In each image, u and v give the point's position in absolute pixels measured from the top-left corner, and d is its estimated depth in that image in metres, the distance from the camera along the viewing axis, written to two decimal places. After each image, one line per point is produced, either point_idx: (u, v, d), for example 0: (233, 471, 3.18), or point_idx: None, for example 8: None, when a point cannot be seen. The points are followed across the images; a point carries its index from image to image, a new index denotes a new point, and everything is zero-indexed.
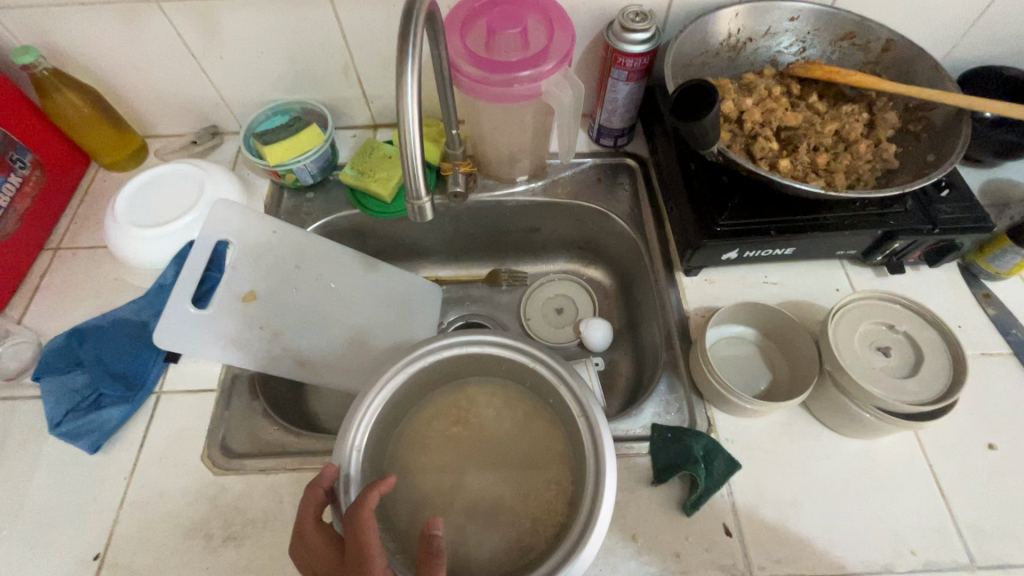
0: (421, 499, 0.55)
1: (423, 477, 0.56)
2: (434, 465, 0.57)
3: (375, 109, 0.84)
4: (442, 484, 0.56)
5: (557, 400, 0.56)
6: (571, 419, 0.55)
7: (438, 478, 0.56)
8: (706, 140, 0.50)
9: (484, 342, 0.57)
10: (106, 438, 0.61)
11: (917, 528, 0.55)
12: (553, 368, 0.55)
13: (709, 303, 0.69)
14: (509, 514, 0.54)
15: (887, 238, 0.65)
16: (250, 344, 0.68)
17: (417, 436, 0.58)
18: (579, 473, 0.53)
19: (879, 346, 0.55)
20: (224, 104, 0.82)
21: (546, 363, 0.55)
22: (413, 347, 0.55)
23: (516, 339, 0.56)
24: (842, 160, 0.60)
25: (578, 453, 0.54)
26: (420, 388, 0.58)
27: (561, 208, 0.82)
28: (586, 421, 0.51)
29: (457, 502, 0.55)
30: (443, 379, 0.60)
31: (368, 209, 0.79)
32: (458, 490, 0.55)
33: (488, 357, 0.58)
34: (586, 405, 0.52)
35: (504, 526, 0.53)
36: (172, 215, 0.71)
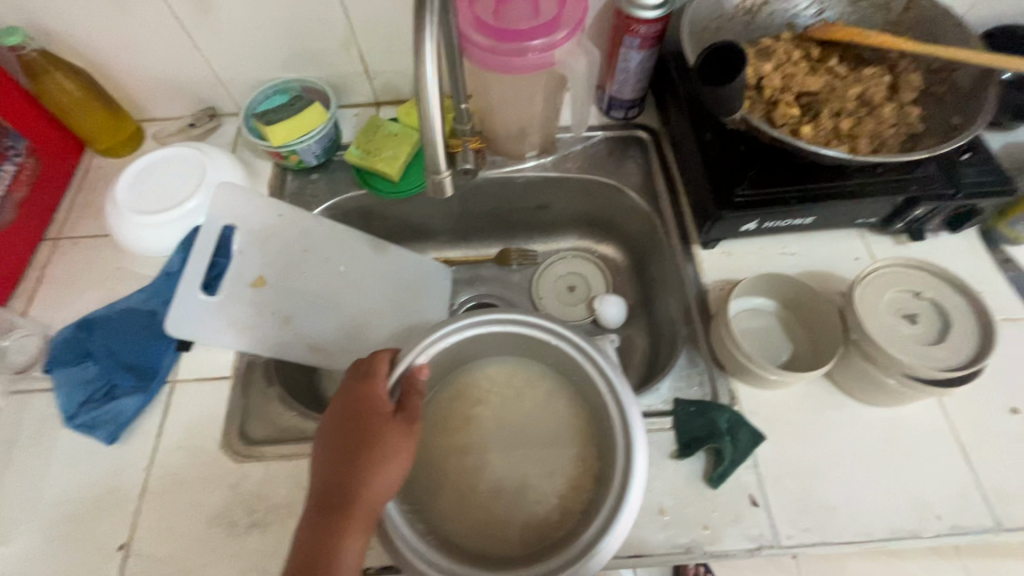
0: (447, 480, 0.54)
1: (447, 458, 0.55)
2: (458, 447, 0.56)
3: (377, 86, 0.81)
4: (466, 465, 0.55)
5: (580, 375, 0.56)
6: (595, 395, 0.54)
7: (461, 460, 0.55)
8: (731, 106, 0.48)
9: (506, 320, 0.56)
10: (122, 428, 0.60)
11: (943, 493, 0.55)
12: (577, 345, 0.54)
13: (728, 275, 0.68)
14: (536, 491, 0.54)
15: (909, 204, 0.63)
16: (263, 330, 0.66)
17: (438, 417, 0.58)
18: (606, 449, 0.53)
19: (905, 313, 0.54)
20: (220, 84, 0.79)
21: (570, 339, 0.54)
22: (433, 327, 0.54)
23: (538, 316, 0.56)
24: (866, 125, 0.58)
25: (604, 429, 0.54)
26: (440, 369, 0.57)
27: (572, 184, 0.81)
28: (613, 396, 0.51)
29: (482, 482, 0.54)
30: (462, 359, 0.59)
31: (374, 189, 0.76)
32: (483, 471, 0.55)
33: (509, 335, 0.57)
34: (613, 381, 0.51)
35: (530, 505, 0.53)
36: (174, 200, 0.69)
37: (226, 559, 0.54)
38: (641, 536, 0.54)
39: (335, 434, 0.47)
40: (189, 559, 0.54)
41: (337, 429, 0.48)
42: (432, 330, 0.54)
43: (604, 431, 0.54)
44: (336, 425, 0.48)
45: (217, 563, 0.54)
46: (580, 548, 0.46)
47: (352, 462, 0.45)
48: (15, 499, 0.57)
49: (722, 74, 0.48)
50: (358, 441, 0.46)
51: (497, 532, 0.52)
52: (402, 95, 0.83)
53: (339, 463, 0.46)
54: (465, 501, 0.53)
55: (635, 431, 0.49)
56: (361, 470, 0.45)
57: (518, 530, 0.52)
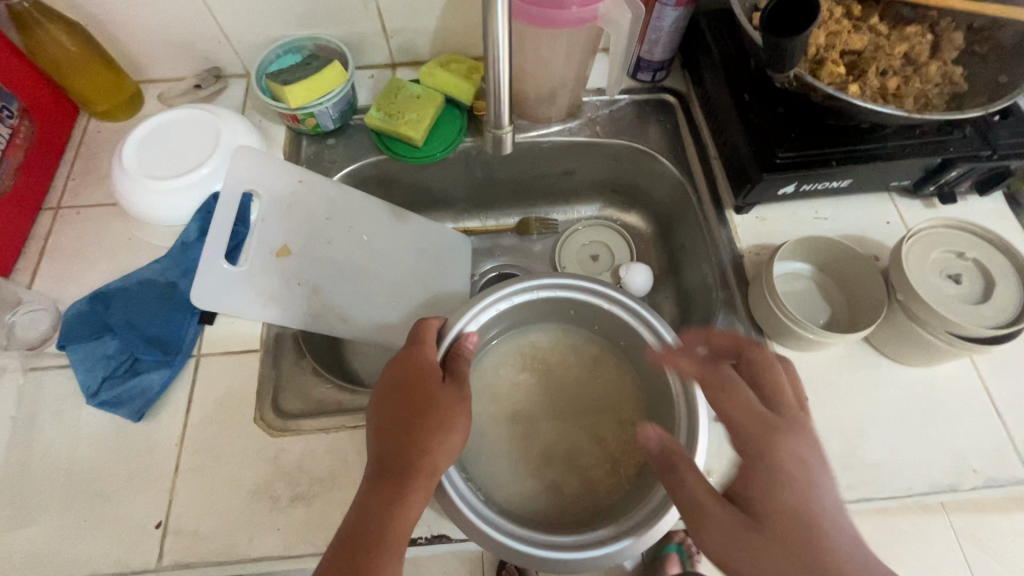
0: (499, 448, 0.54)
1: (497, 426, 0.55)
2: (507, 415, 0.55)
3: (395, 45, 0.77)
4: (517, 432, 0.55)
5: (629, 339, 0.56)
6: (646, 358, 0.55)
7: (512, 426, 0.55)
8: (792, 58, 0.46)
9: (554, 285, 0.55)
10: (149, 404, 0.57)
11: (980, 448, 0.56)
12: (629, 308, 0.54)
13: (763, 240, 0.68)
14: (589, 456, 0.54)
15: (945, 166, 0.63)
16: (290, 301, 0.64)
17: (485, 385, 0.56)
18: (658, 410, 0.54)
19: (949, 273, 0.54)
20: (227, 42, 0.74)
21: (621, 303, 0.54)
22: (484, 293, 0.53)
23: (586, 280, 0.55)
24: (912, 84, 0.57)
25: (657, 391, 0.54)
26: (485, 336, 0.56)
27: (599, 149, 0.79)
28: (670, 358, 0.52)
29: (534, 448, 0.54)
30: (507, 326, 0.58)
31: (395, 153, 0.73)
32: (534, 437, 0.55)
33: (556, 300, 0.56)
34: (668, 343, 0.52)
35: (584, 469, 0.54)
36: (188, 164, 0.65)
37: (271, 533, 0.53)
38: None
39: (388, 405, 0.45)
40: (232, 535, 0.53)
41: (389, 398, 0.46)
42: (480, 296, 0.53)
43: (656, 394, 0.55)
44: (388, 396, 0.46)
45: (261, 537, 0.52)
46: (645, 508, 0.47)
47: (409, 430, 0.44)
48: (40, 480, 0.54)
49: (785, 23, 0.45)
50: (413, 409, 0.45)
51: (553, 496, 0.52)
52: (420, 55, 0.79)
53: (395, 434, 0.44)
54: (518, 467, 0.53)
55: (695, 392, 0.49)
56: (420, 437, 0.44)
57: (574, 494, 0.52)
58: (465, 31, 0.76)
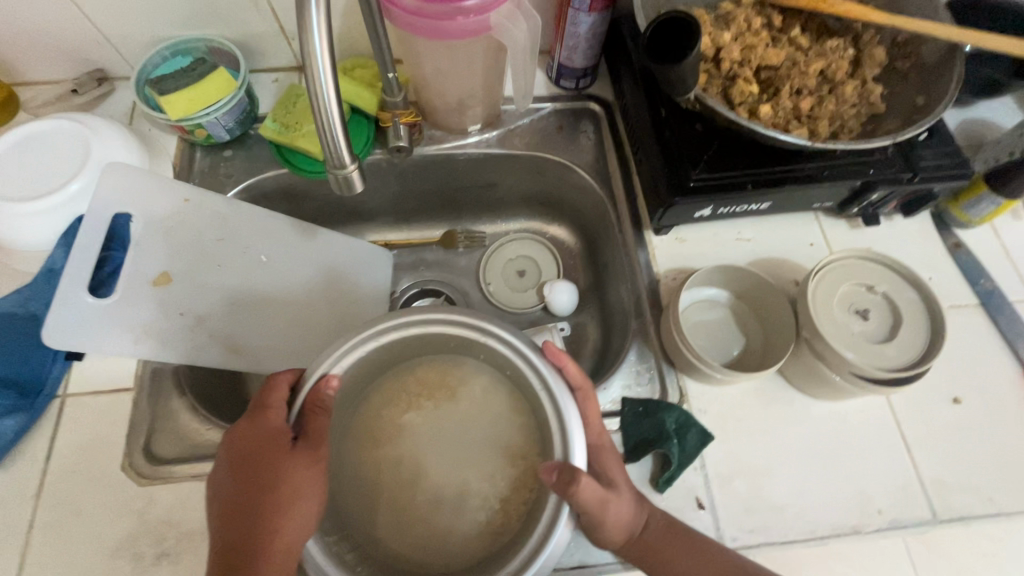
0: (379, 496, 0.50)
1: (378, 472, 0.51)
2: (388, 459, 0.51)
3: (296, 47, 0.71)
4: (400, 477, 0.50)
5: (514, 371, 0.51)
6: (530, 390, 0.50)
7: (394, 471, 0.50)
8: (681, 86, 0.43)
9: (427, 321, 0.50)
10: (3, 453, 0.53)
11: (885, 487, 0.54)
12: (507, 341, 0.49)
13: (681, 264, 0.65)
14: (476, 496, 0.50)
15: (866, 189, 0.61)
16: (168, 333, 0.59)
17: (367, 427, 0.53)
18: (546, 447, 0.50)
19: (857, 309, 0.52)
20: (106, 43, 0.67)
21: (499, 335, 0.50)
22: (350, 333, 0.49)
23: (462, 312, 0.50)
24: (827, 104, 0.54)
25: (543, 427, 0.50)
26: (362, 376, 0.52)
27: (519, 161, 0.74)
28: (547, 391, 0.48)
29: (419, 495, 0.50)
30: (387, 364, 0.54)
31: (295, 167, 0.68)
32: (419, 481, 0.50)
33: (435, 335, 0.52)
34: (545, 376, 0.48)
35: (472, 512, 0.49)
36: (51, 184, 0.59)
37: None
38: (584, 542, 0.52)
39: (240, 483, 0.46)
40: None
41: (240, 475, 0.46)
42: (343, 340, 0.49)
43: (544, 429, 0.51)
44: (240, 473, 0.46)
45: None
46: (525, 554, 0.43)
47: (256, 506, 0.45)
48: None
49: (668, 52, 0.43)
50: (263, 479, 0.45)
51: (437, 544, 0.48)
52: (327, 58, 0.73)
53: (243, 514, 0.45)
54: (400, 516, 0.49)
55: (572, 430, 0.46)
56: (265, 512, 0.44)
57: (460, 541, 0.49)
58: None
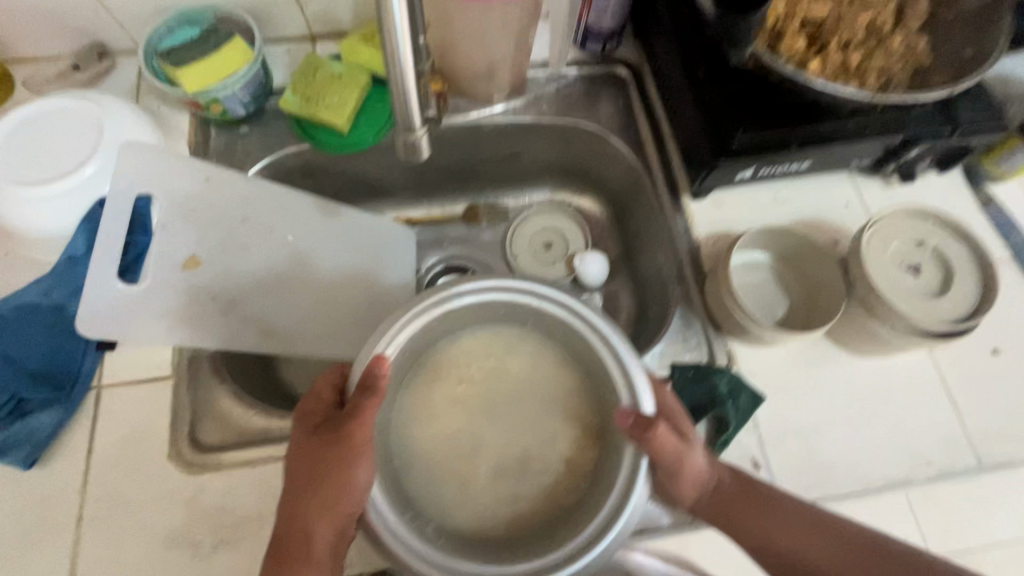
0: (443, 471, 0.49)
1: (438, 446, 0.49)
2: (447, 434, 0.50)
3: (310, 14, 0.67)
4: (460, 448, 0.50)
5: (566, 332, 0.50)
6: (585, 350, 0.50)
7: (453, 443, 0.50)
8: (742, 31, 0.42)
9: (478, 290, 0.49)
10: (41, 449, 0.51)
11: (933, 439, 0.55)
12: (562, 301, 0.48)
13: (720, 228, 0.64)
14: (540, 463, 0.50)
15: (905, 145, 0.60)
16: (202, 319, 0.57)
17: (421, 403, 0.51)
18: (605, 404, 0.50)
19: (908, 264, 0.52)
20: (105, 14, 0.63)
21: (552, 297, 0.49)
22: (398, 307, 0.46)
23: (512, 277, 0.49)
24: (875, 58, 0.53)
25: (601, 385, 0.50)
26: (412, 352, 0.50)
27: (547, 129, 0.72)
28: (609, 349, 0.47)
29: (481, 464, 0.49)
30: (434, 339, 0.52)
31: (317, 141, 0.65)
32: (480, 451, 0.49)
33: (483, 304, 0.50)
34: (605, 332, 0.47)
35: (536, 476, 0.49)
36: (65, 165, 0.55)
37: None
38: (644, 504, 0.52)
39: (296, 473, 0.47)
40: None
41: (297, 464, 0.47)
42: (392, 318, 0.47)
43: (606, 391, 0.49)
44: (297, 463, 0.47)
45: None
46: (600, 522, 0.42)
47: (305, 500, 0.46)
48: None
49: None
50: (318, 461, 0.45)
51: (509, 514, 0.48)
52: (342, 26, 0.70)
53: (295, 505, 0.46)
54: (466, 489, 0.49)
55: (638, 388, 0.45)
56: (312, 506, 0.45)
57: (530, 508, 0.48)
58: None
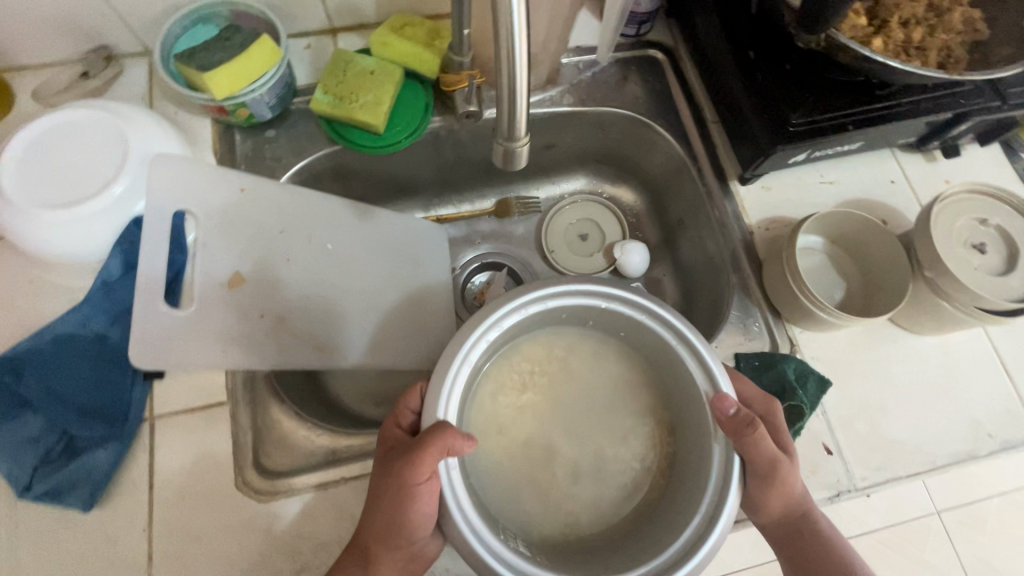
0: (524, 480, 0.48)
1: (515, 454, 0.48)
2: (520, 443, 0.49)
3: (332, 6, 0.63)
4: (535, 455, 0.48)
5: (633, 330, 0.49)
6: (655, 347, 0.48)
7: (528, 452, 0.48)
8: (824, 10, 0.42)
9: (545, 296, 0.45)
10: (100, 488, 0.48)
11: (993, 412, 0.56)
12: (632, 300, 0.46)
13: (771, 213, 0.63)
14: (614, 462, 0.49)
15: (955, 121, 0.60)
16: (252, 340, 0.54)
17: (490, 415, 0.49)
18: (677, 399, 0.49)
19: (974, 243, 0.52)
20: (114, 16, 0.58)
21: (622, 297, 0.46)
22: (468, 325, 0.43)
23: (579, 281, 0.46)
24: (935, 34, 0.52)
25: (673, 381, 0.48)
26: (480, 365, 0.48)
27: (584, 119, 0.70)
28: (687, 347, 0.45)
29: (559, 470, 0.48)
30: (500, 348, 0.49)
31: (352, 142, 0.62)
32: (556, 457, 0.48)
33: (549, 311, 0.47)
34: (681, 330, 0.45)
35: (613, 477, 0.49)
36: (91, 185, 0.51)
37: None
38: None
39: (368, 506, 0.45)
40: None
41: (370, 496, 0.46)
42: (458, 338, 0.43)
43: (677, 386, 0.48)
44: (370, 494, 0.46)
45: None
46: (694, 530, 0.41)
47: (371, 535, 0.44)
48: None
49: None
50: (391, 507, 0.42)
51: (589, 516, 0.47)
52: (365, 17, 0.66)
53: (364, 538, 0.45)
54: (546, 495, 0.48)
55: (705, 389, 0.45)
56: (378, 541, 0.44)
57: (608, 505, 0.48)
58: None
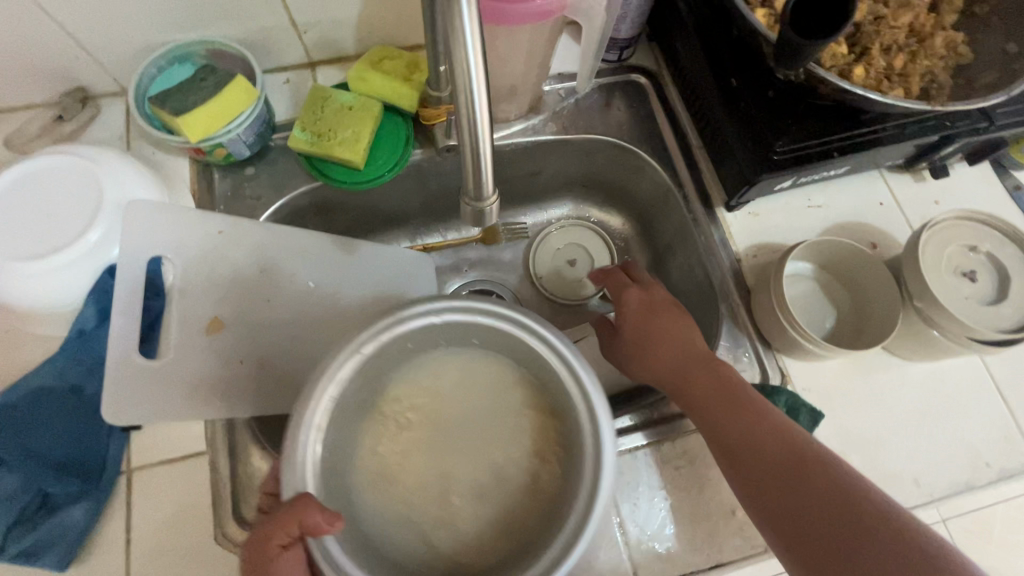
0: (411, 537, 0.36)
1: (401, 496, 0.36)
2: (413, 488, 0.37)
3: (309, 41, 0.63)
4: (428, 495, 0.36)
5: (479, 331, 0.38)
6: (495, 335, 0.38)
7: (419, 495, 0.36)
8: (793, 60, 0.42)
9: (368, 337, 0.36)
10: (77, 545, 0.47)
11: (990, 440, 0.55)
12: (447, 303, 0.37)
13: (758, 240, 0.62)
14: (513, 468, 0.38)
15: (941, 143, 0.59)
16: (230, 387, 0.53)
17: (374, 471, 0.37)
18: (544, 378, 0.39)
19: (964, 271, 0.51)
20: (88, 59, 0.57)
21: (439, 302, 0.37)
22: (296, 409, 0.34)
23: (396, 312, 0.36)
24: (917, 60, 0.51)
25: (535, 363, 0.38)
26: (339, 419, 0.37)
27: (568, 145, 0.69)
28: (507, 318, 0.37)
29: (460, 502, 0.37)
30: (368, 390, 0.38)
31: (332, 178, 0.61)
32: (452, 490, 0.37)
33: (387, 350, 0.37)
34: (495, 311, 0.37)
35: (518, 482, 0.37)
36: (63, 234, 0.51)
37: None
38: (710, 533, 0.52)
39: None
40: None
41: None
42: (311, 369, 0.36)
43: (536, 363, 0.38)
44: None
45: None
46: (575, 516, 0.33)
47: None
48: None
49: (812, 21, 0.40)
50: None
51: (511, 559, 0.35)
52: (344, 51, 0.65)
53: None
54: (437, 562, 0.36)
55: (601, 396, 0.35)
56: None
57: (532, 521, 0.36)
58: (396, 19, 0.63)
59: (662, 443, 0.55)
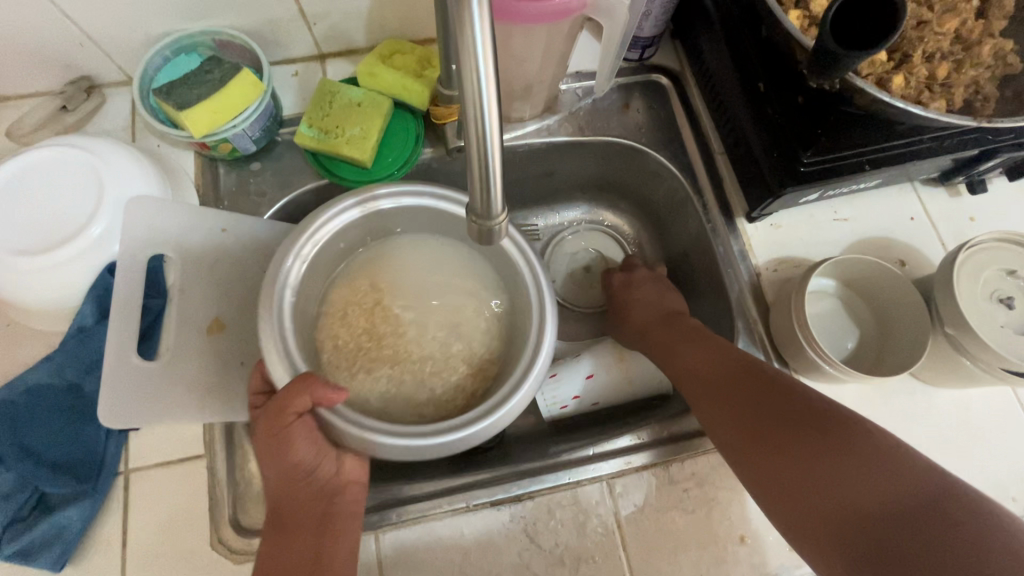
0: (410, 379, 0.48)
1: (381, 339, 0.49)
2: (390, 335, 0.49)
3: (319, 33, 0.61)
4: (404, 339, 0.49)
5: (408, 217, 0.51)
6: (419, 213, 0.50)
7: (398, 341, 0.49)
8: (819, 73, 0.40)
9: (307, 238, 0.45)
10: (73, 546, 0.47)
11: (1018, 474, 0.53)
12: (373, 197, 0.47)
13: (780, 253, 0.60)
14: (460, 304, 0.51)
15: (982, 157, 0.55)
16: (230, 390, 0.52)
17: (359, 332, 0.49)
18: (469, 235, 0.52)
19: (1002, 297, 0.49)
20: (93, 47, 0.56)
21: (364, 196, 0.47)
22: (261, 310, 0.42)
23: (324, 210, 0.46)
24: (963, 69, 0.48)
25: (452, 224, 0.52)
26: (318, 271, 0.49)
27: (584, 148, 0.67)
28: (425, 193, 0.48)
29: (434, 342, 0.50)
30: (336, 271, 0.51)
31: (339, 177, 0.59)
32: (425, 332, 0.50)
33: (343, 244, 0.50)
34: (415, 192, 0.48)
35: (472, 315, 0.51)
36: (65, 229, 0.50)
37: None
38: (717, 560, 0.50)
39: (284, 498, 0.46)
40: None
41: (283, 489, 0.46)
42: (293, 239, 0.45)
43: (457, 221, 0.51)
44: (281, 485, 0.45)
45: None
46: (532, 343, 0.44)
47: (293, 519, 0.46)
48: None
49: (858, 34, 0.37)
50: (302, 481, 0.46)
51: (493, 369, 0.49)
52: (354, 43, 0.63)
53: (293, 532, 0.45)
54: (404, 381, 0.48)
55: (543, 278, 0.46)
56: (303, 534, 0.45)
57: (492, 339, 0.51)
58: (408, 11, 0.60)
59: (671, 464, 0.53)
